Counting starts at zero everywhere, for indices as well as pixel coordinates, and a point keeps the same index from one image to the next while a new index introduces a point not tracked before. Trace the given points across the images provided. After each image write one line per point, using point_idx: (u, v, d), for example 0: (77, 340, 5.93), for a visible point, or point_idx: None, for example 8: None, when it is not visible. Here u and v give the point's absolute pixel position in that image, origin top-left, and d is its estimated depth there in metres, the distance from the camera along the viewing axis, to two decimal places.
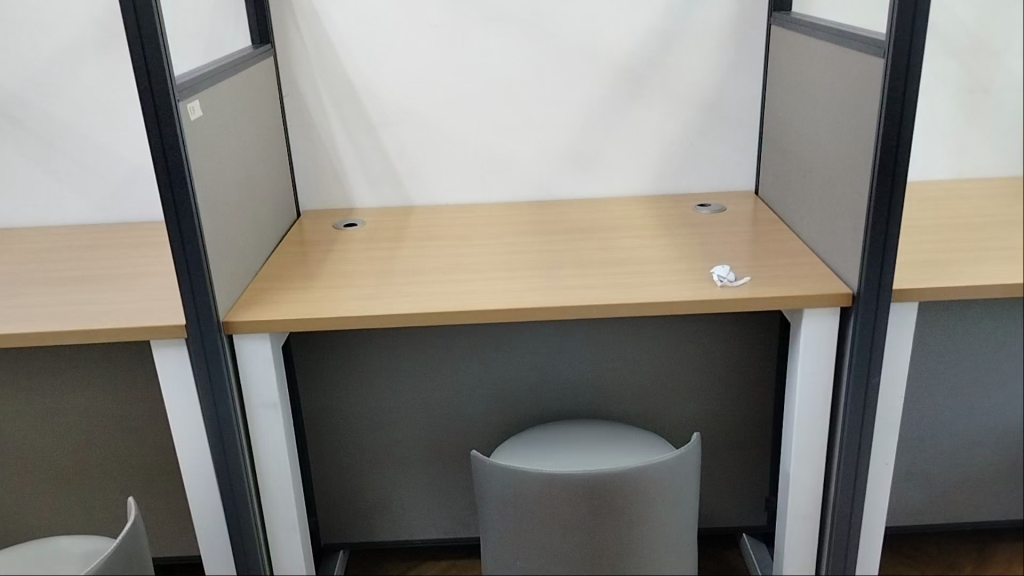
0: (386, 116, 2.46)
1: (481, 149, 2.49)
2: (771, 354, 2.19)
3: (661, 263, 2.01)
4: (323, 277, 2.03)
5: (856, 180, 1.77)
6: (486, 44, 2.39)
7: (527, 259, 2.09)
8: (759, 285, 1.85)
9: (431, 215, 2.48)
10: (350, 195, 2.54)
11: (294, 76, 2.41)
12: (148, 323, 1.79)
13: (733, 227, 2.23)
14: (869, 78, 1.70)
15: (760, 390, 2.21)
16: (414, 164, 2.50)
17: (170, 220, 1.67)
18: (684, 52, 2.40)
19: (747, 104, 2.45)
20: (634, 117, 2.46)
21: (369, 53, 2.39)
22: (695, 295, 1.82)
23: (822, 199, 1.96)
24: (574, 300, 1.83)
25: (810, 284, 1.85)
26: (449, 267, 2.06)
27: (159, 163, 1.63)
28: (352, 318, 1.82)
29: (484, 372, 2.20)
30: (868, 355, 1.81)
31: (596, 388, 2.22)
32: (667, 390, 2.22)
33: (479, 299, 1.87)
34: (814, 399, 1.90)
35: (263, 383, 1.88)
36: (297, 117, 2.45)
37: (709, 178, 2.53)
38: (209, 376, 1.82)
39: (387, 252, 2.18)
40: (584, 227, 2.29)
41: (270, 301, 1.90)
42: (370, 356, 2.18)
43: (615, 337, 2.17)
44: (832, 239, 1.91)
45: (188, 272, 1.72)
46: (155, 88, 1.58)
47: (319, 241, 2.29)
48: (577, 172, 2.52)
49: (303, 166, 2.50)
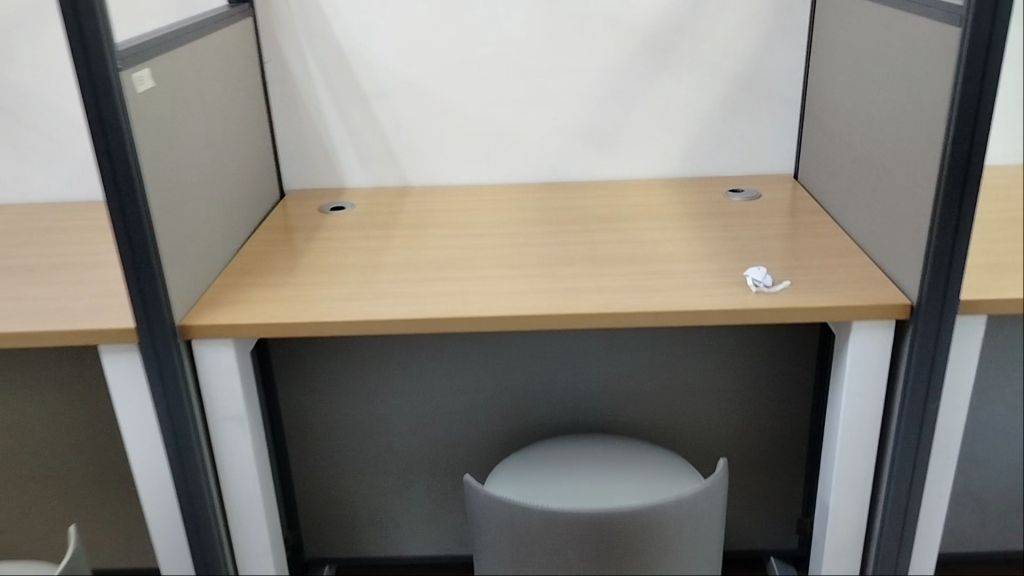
0: (380, 87, 2.20)
1: (485, 124, 2.23)
2: (809, 363, 1.93)
3: (687, 261, 1.76)
4: (301, 271, 1.80)
5: (920, 171, 1.50)
6: (493, 5, 2.11)
7: (534, 254, 1.83)
8: (800, 292, 1.59)
9: (429, 198, 2.23)
10: (341, 174, 2.29)
11: (276, 40, 2.16)
12: (96, 326, 1.57)
13: (770, 220, 1.96)
14: (941, 51, 1.42)
15: (796, 405, 1.97)
16: (411, 140, 2.25)
17: (113, 212, 1.44)
18: (717, 17, 2.11)
19: (788, 78, 2.17)
20: (658, 91, 2.19)
21: (360, 14, 2.12)
22: (726, 303, 1.57)
23: (877, 191, 1.69)
24: (585, 306, 1.58)
25: (861, 291, 1.58)
26: (445, 262, 1.81)
27: (98, 145, 1.40)
28: (328, 323, 1.58)
29: (485, 382, 1.96)
30: (927, 376, 1.55)
31: (610, 401, 1.98)
32: (690, 404, 1.98)
33: (476, 303, 1.62)
34: (862, 423, 1.65)
35: (228, 395, 1.65)
36: (281, 87, 2.20)
37: (742, 160, 2.26)
38: (164, 388, 1.59)
39: (376, 243, 1.93)
40: (599, 216, 2.03)
41: (238, 300, 1.67)
42: (357, 363, 1.94)
43: (633, 347, 1.92)
44: (886, 238, 1.64)
45: (137, 271, 1.49)
46: (90, 55, 1.34)
47: (302, 227, 2.05)
48: (593, 151, 2.26)
49: (288, 141, 2.25)
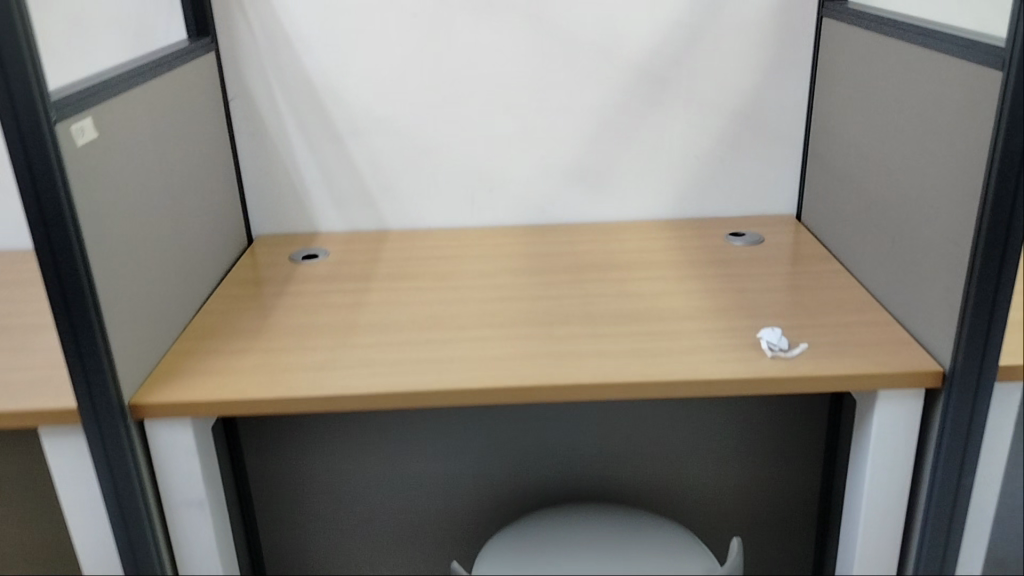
0: (354, 124, 2.04)
1: (468, 163, 2.08)
2: (822, 423, 1.78)
3: (692, 318, 1.61)
4: (268, 332, 1.63)
5: (952, 225, 1.36)
6: (476, 37, 1.96)
7: (524, 309, 1.68)
8: (820, 356, 1.45)
9: (409, 243, 2.07)
10: (314, 217, 2.13)
11: (242, 75, 1.99)
12: (33, 406, 1.39)
13: (777, 267, 1.82)
14: (977, 96, 1.29)
15: (809, 476, 1.83)
16: (390, 180, 2.09)
17: (49, 281, 1.27)
18: (715, 49, 1.98)
19: (791, 112, 2.03)
20: (653, 127, 2.05)
21: (332, 47, 1.97)
22: (739, 369, 1.42)
23: (897, 242, 1.56)
24: (584, 375, 1.42)
25: (886, 355, 1.44)
26: (426, 320, 1.65)
27: (30, 207, 1.23)
28: (296, 399, 1.41)
29: (475, 457, 1.80)
30: (961, 451, 1.41)
31: (610, 474, 1.83)
32: (696, 476, 1.83)
33: (462, 371, 1.45)
34: (887, 497, 1.50)
35: (186, 479, 1.48)
36: (247, 124, 2.04)
37: (743, 199, 2.12)
38: (112, 475, 1.42)
39: (351, 297, 1.77)
40: (593, 264, 1.88)
41: (196, 371, 1.50)
42: (335, 437, 1.78)
43: (636, 418, 1.77)
44: (910, 294, 1.50)
45: (78, 348, 1.32)
46: (18, 106, 1.17)
47: (270, 278, 1.88)
48: (584, 191, 2.11)
49: (256, 183, 2.09)
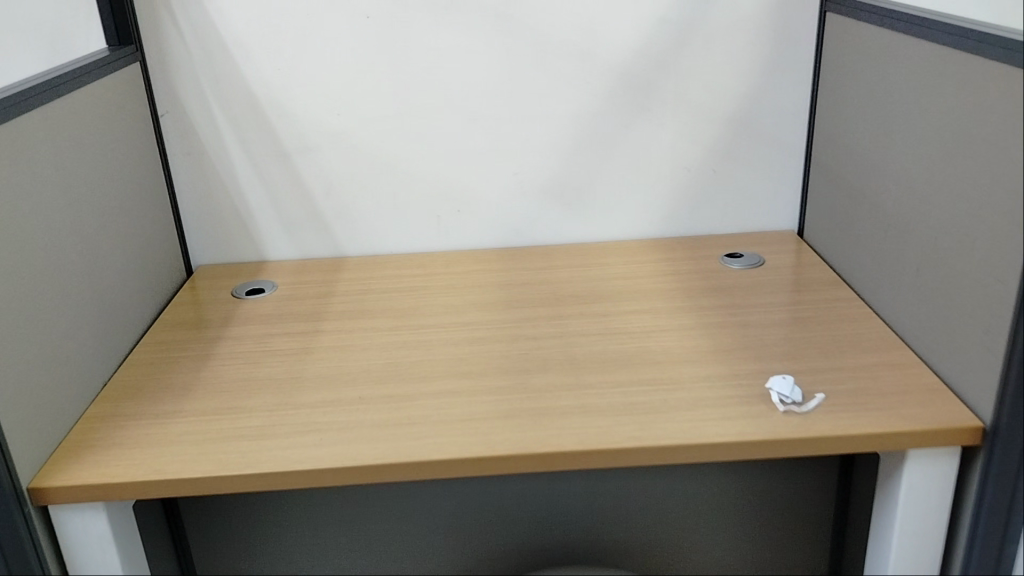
0: (304, 141, 1.82)
1: (433, 182, 1.87)
2: (815, 497, 1.70)
3: (688, 361, 1.40)
4: (202, 389, 1.41)
5: (993, 259, 1.17)
6: (439, 42, 1.75)
7: (497, 353, 1.47)
8: (839, 410, 1.25)
9: (368, 272, 1.85)
10: (262, 245, 1.91)
11: (174, 88, 1.76)
12: None
13: (781, 295, 1.62)
14: None
15: (803, 551, 1.74)
16: (346, 202, 1.88)
17: None
18: (705, 50, 1.77)
19: (789, 118, 1.84)
20: (638, 137, 1.84)
21: (276, 55, 1.74)
22: (747, 430, 1.21)
23: (923, 271, 1.36)
24: (566, 440, 1.22)
25: (916, 407, 1.25)
26: (384, 369, 1.43)
27: None
28: (227, 479, 1.19)
29: (450, 532, 1.73)
30: (1004, 521, 1.22)
31: (592, 547, 1.76)
32: (681, 550, 1.75)
33: (426, 437, 1.24)
34: (915, 568, 1.32)
35: (102, 569, 1.27)
36: (183, 143, 1.81)
37: (737, 215, 1.92)
38: (11, 572, 1.19)
39: (300, 341, 1.55)
40: (574, 294, 1.68)
41: (112, 444, 1.27)
42: (301, 515, 1.70)
43: (617, 491, 1.70)
44: (941, 333, 1.31)
45: None
46: None
47: (208, 319, 1.66)
48: (562, 209, 1.91)
49: (195, 207, 1.86)
